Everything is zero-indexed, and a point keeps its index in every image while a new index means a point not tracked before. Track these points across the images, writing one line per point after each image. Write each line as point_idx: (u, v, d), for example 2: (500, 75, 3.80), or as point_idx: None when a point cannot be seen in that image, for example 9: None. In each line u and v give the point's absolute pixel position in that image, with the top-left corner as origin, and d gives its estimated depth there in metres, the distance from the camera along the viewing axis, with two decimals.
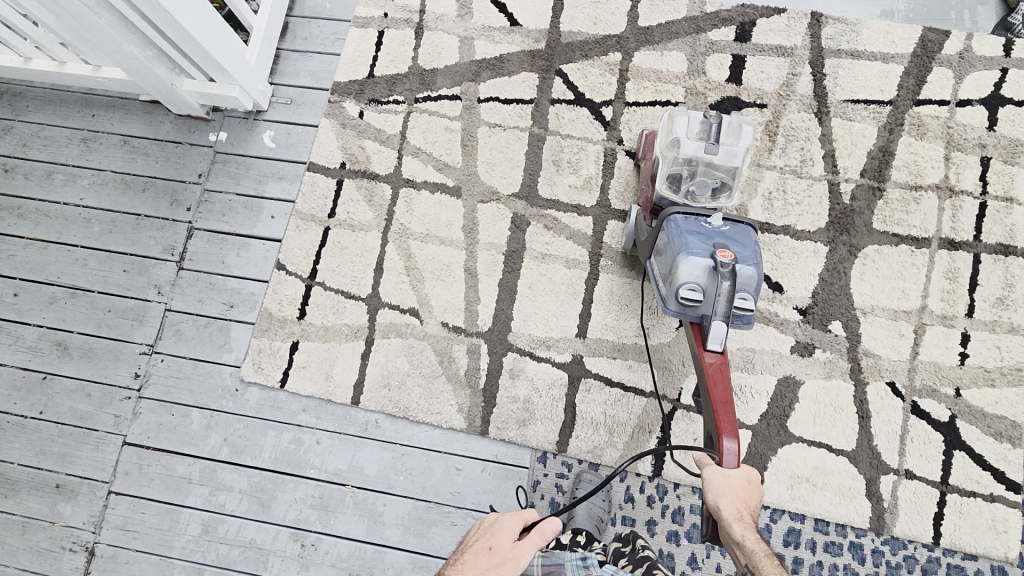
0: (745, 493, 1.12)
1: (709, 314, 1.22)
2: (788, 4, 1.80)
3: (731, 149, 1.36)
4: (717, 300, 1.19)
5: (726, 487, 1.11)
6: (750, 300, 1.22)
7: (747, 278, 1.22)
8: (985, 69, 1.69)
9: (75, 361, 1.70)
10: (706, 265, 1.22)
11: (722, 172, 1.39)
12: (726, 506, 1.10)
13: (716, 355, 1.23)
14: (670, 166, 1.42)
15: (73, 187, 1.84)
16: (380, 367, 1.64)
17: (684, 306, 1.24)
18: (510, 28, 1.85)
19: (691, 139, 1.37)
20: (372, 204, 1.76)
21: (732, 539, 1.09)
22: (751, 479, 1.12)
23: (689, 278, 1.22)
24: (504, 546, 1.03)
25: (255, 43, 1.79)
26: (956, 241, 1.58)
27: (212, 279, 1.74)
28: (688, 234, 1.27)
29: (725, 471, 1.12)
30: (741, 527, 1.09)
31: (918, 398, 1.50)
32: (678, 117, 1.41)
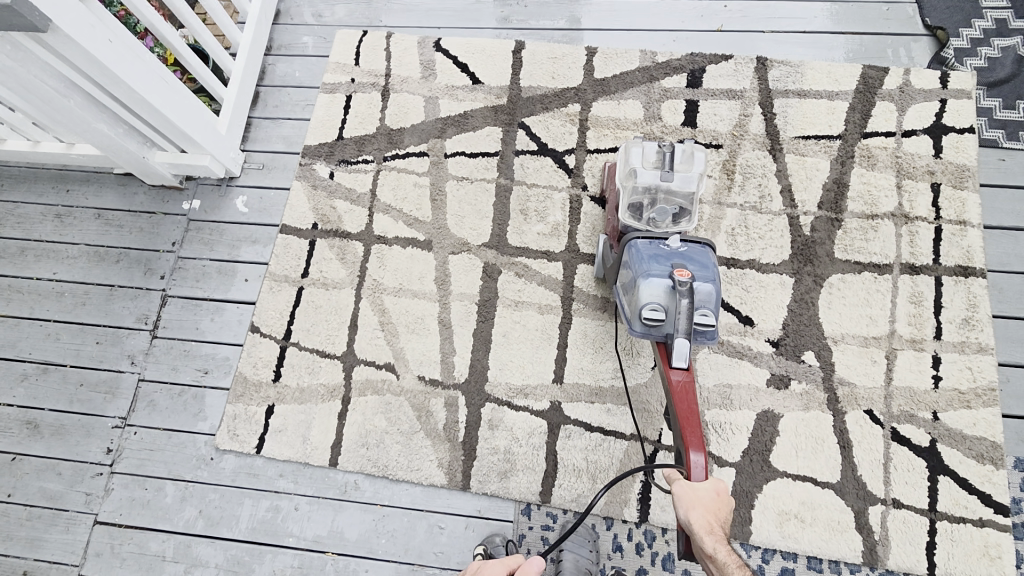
0: (715, 506, 1.09)
1: (672, 333, 1.24)
2: (734, 51, 1.90)
3: (686, 175, 1.41)
4: (678, 318, 1.21)
5: (695, 500, 1.09)
6: (710, 317, 1.26)
7: (706, 295, 1.27)
8: (925, 100, 1.77)
9: (45, 439, 1.67)
10: (665, 285, 1.26)
11: (680, 198, 1.45)
12: (696, 519, 1.07)
13: (683, 373, 1.25)
14: (630, 196, 1.46)
15: (47, 262, 1.84)
16: (358, 426, 1.61)
17: (648, 327, 1.27)
18: (472, 86, 1.93)
19: (647, 169, 1.42)
20: (345, 261, 1.78)
21: (704, 553, 1.05)
22: (720, 491, 1.10)
23: (651, 299, 1.26)
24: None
25: (226, 114, 1.85)
26: (917, 266, 1.62)
27: (186, 345, 1.74)
28: (648, 257, 1.32)
29: (693, 485, 1.11)
30: (713, 540, 1.06)
31: (897, 424, 1.50)
32: (633, 148, 1.45)
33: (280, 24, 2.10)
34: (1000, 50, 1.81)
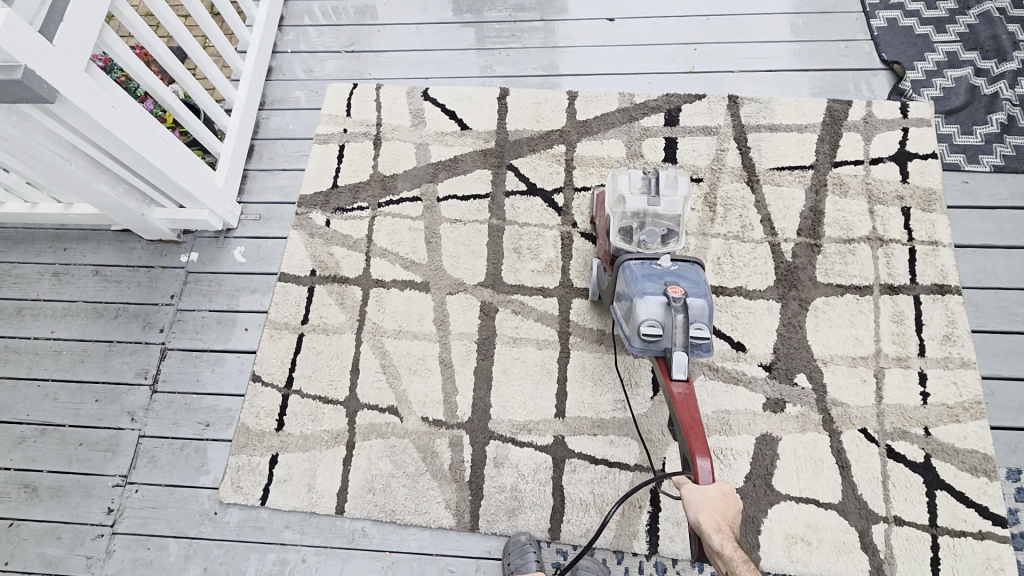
0: (722, 506, 1.14)
1: (669, 347, 1.30)
2: (706, 91, 2.01)
3: (672, 199, 1.48)
4: (674, 332, 1.28)
5: (703, 502, 1.14)
6: (705, 329, 1.31)
7: (700, 309, 1.31)
8: (889, 130, 1.89)
9: (44, 502, 1.64)
10: (660, 302, 1.32)
11: (667, 221, 1.50)
12: (705, 519, 1.12)
13: (683, 385, 1.30)
14: (620, 220, 1.51)
15: (44, 321, 1.85)
16: (363, 471, 1.62)
17: (647, 342, 1.32)
18: (461, 131, 2.02)
19: (635, 194, 1.48)
20: (344, 306, 1.81)
21: (713, 551, 1.10)
22: (727, 493, 1.14)
23: (648, 315, 1.32)
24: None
25: (223, 168, 1.89)
26: (896, 286, 1.69)
27: (187, 399, 1.74)
28: (641, 277, 1.39)
29: (700, 487, 1.16)
30: (721, 539, 1.10)
31: (891, 441, 1.54)
32: (620, 175, 1.52)
33: (273, 80, 2.18)
34: (953, 80, 1.95)
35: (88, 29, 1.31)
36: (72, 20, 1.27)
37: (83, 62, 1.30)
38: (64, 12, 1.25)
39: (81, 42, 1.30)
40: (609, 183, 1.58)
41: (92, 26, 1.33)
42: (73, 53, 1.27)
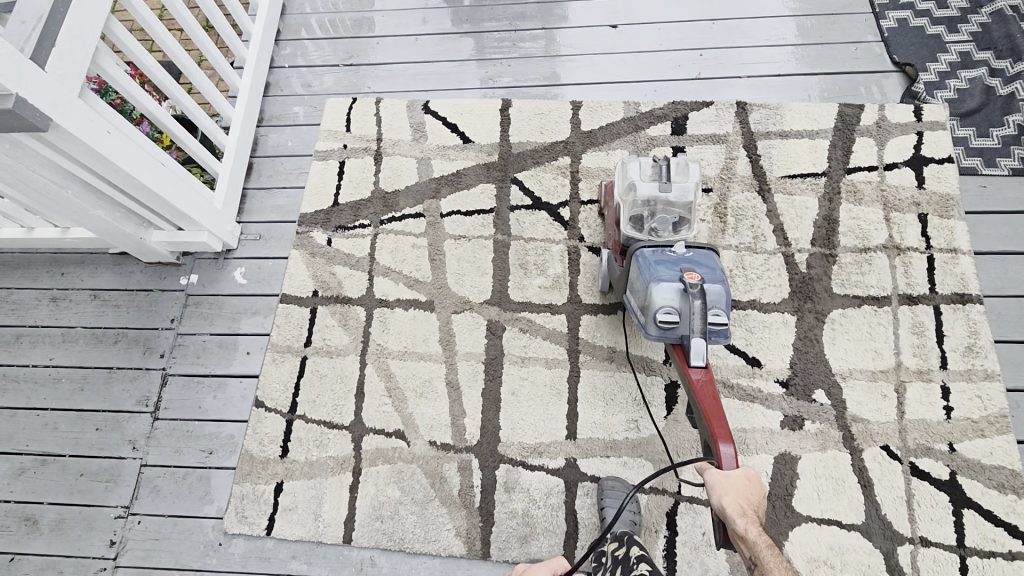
0: (747, 491, 1.11)
1: (687, 334, 1.28)
2: (713, 98, 1.96)
3: (683, 185, 1.45)
4: (692, 318, 1.25)
5: (727, 486, 1.11)
6: (723, 316, 1.26)
7: (717, 295, 1.26)
8: (902, 134, 1.84)
9: (45, 536, 1.60)
10: (676, 288, 1.28)
11: (678, 208, 1.47)
12: (729, 503, 1.09)
13: (702, 371, 1.29)
14: (630, 209, 1.49)
15: (43, 349, 1.81)
16: (370, 499, 1.57)
17: (664, 330, 1.29)
18: (463, 145, 1.98)
19: (645, 181, 1.45)
20: (348, 327, 1.77)
21: (736, 535, 1.07)
22: (751, 477, 1.13)
23: (664, 303, 1.28)
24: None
25: (222, 188, 1.85)
26: (914, 296, 1.64)
27: (189, 425, 1.70)
28: (655, 263, 1.35)
29: (725, 472, 1.14)
30: (745, 523, 1.07)
31: (915, 458, 1.49)
32: (629, 163, 1.48)
33: (271, 96, 2.15)
34: (967, 81, 1.89)
35: (81, 52, 1.26)
36: (65, 44, 1.22)
37: (76, 86, 1.26)
38: (56, 37, 1.20)
39: (74, 66, 1.25)
40: (618, 171, 1.56)
41: (87, 49, 1.28)
42: (66, 78, 1.22)
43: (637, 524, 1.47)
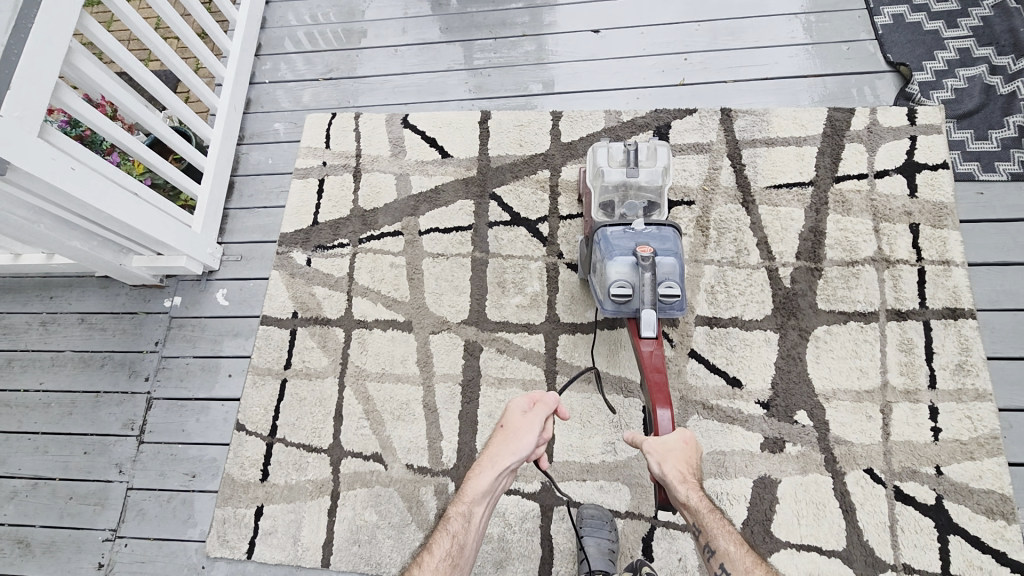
0: (685, 455, 1.20)
1: (640, 307, 1.32)
2: (698, 104, 1.90)
3: (651, 170, 1.46)
4: (644, 291, 1.30)
5: (666, 453, 1.19)
6: (676, 288, 1.30)
7: (670, 268, 1.32)
8: (895, 139, 1.76)
9: (38, 558, 1.65)
10: (629, 262, 1.32)
11: (649, 192, 1.49)
12: (669, 471, 1.17)
13: (652, 343, 1.33)
14: (601, 195, 1.50)
15: (33, 373, 1.85)
16: (347, 523, 1.58)
17: (619, 304, 1.33)
18: (441, 159, 1.94)
19: (614, 167, 1.47)
20: (326, 349, 1.77)
21: (679, 502, 1.15)
22: (688, 440, 1.21)
23: (618, 276, 1.32)
24: (518, 424, 1.21)
25: (201, 212, 1.86)
26: (903, 311, 1.58)
27: (174, 449, 1.73)
28: (612, 237, 1.38)
29: (662, 439, 1.21)
30: (685, 488, 1.15)
31: (900, 482, 1.45)
32: (599, 149, 1.50)
33: (251, 113, 2.14)
34: (966, 80, 1.80)
35: (40, 92, 1.27)
36: (21, 85, 1.22)
37: (36, 127, 1.27)
38: (11, 79, 1.20)
39: (33, 107, 1.25)
40: (589, 158, 1.57)
41: (45, 87, 1.28)
42: (24, 119, 1.23)
43: (614, 552, 1.45)
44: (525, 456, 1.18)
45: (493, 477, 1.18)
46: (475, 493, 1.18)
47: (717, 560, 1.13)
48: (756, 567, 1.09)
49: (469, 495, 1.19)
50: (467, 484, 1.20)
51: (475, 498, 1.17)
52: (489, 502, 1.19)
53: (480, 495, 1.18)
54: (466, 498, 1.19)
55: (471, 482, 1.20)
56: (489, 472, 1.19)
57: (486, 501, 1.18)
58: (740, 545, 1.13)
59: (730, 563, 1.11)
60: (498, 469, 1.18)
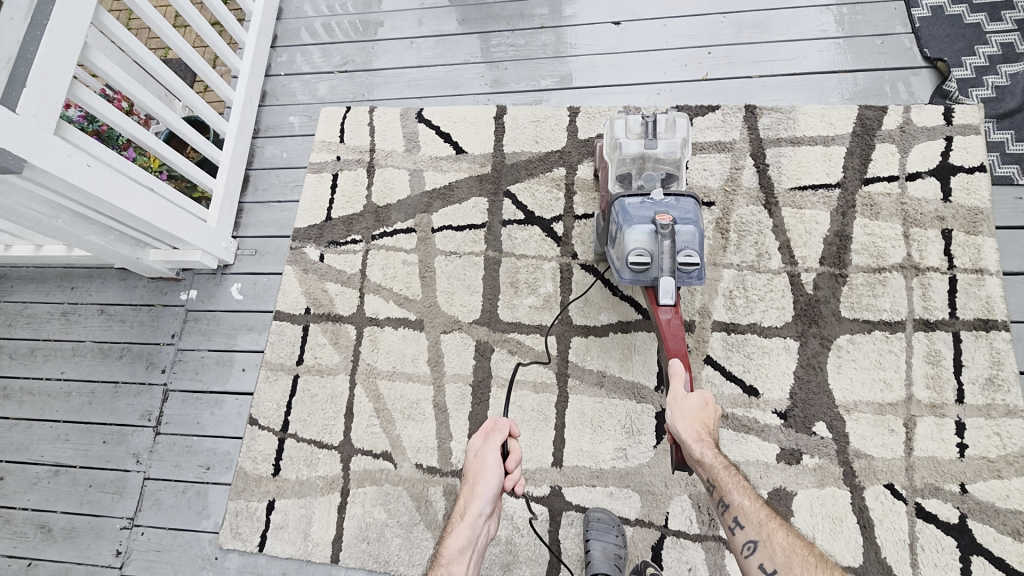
0: (702, 414, 1.26)
1: (658, 275, 1.29)
2: (721, 101, 1.83)
3: (670, 142, 1.42)
4: (662, 258, 1.27)
5: (685, 412, 1.26)
6: (695, 257, 1.28)
7: (689, 237, 1.28)
8: (930, 139, 1.68)
9: (59, 543, 1.69)
10: (648, 230, 1.29)
11: (667, 165, 1.46)
12: (684, 429, 1.24)
13: (670, 311, 1.32)
14: (618, 168, 1.48)
15: (54, 362, 1.89)
16: (357, 520, 1.60)
17: (637, 272, 1.31)
18: (456, 155, 1.91)
19: (631, 140, 1.43)
20: (338, 346, 1.77)
21: (694, 459, 1.22)
22: (707, 401, 1.27)
23: (637, 244, 1.29)
24: (476, 466, 1.23)
25: (216, 207, 1.86)
26: (932, 321, 1.52)
27: (188, 441, 1.75)
28: (631, 207, 1.35)
29: (684, 396, 1.28)
30: (700, 447, 1.22)
31: (922, 499, 1.40)
32: (617, 121, 1.47)
33: (267, 106, 2.13)
34: (1008, 77, 1.71)
35: (56, 89, 1.27)
36: (37, 83, 1.23)
37: (52, 124, 1.27)
38: (26, 77, 1.21)
39: (49, 104, 1.26)
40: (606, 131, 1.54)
41: (60, 84, 1.28)
42: (40, 117, 1.24)
43: (622, 558, 1.44)
44: (492, 497, 1.18)
45: (467, 528, 1.16)
46: (453, 550, 1.14)
47: (730, 514, 1.16)
48: (770, 522, 1.12)
49: (448, 554, 1.14)
50: (446, 543, 1.17)
51: (455, 555, 1.13)
52: (472, 557, 1.15)
53: (457, 552, 1.14)
54: (445, 557, 1.14)
55: (449, 540, 1.17)
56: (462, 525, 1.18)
57: (467, 556, 1.13)
58: (755, 501, 1.16)
59: (744, 517, 1.15)
60: (470, 519, 1.17)
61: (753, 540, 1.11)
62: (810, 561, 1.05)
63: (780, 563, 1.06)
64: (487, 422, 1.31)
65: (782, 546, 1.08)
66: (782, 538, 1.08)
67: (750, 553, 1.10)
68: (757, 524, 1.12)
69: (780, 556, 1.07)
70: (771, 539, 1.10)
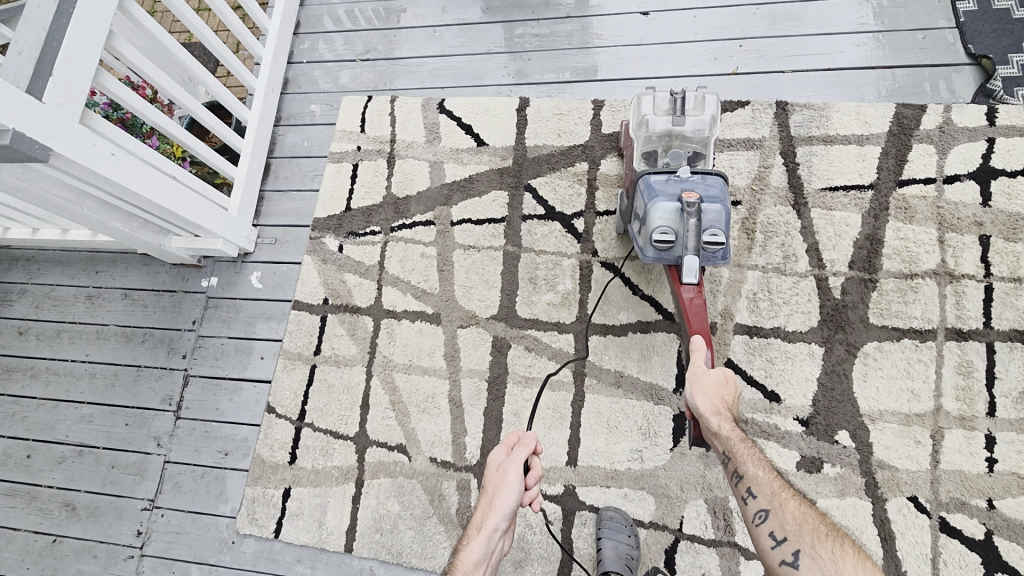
0: (722, 390, 1.23)
1: (682, 253, 1.28)
2: (752, 97, 1.77)
3: (698, 119, 1.42)
4: (687, 237, 1.25)
5: (704, 386, 1.23)
6: (721, 236, 1.24)
7: (716, 215, 1.25)
8: (970, 140, 1.61)
9: (82, 521, 1.74)
10: (673, 208, 1.26)
11: (694, 142, 1.46)
12: (702, 403, 1.21)
13: (693, 290, 1.33)
14: (643, 145, 1.47)
15: (79, 344, 1.92)
16: (371, 511, 1.61)
17: (660, 251, 1.29)
18: (477, 147, 1.89)
19: (658, 116, 1.42)
20: (355, 337, 1.77)
21: (711, 432, 1.19)
22: (728, 377, 1.23)
23: (661, 223, 1.27)
24: (497, 479, 1.21)
25: (237, 195, 1.87)
26: (965, 331, 1.47)
27: (208, 426, 1.78)
28: (656, 184, 1.32)
29: (704, 371, 1.25)
30: (719, 420, 1.19)
31: (946, 513, 1.37)
32: (644, 96, 1.42)
33: (288, 93, 2.12)
34: None
35: (81, 77, 1.27)
36: (62, 72, 1.23)
37: (78, 112, 1.27)
38: (52, 66, 1.21)
39: (74, 93, 1.26)
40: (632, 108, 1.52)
41: (86, 73, 1.28)
42: (66, 106, 1.24)
43: (634, 559, 1.43)
44: (510, 513, 1.16)
45: (483, 541, 1.14)
46: (468, 563, 1.11)
47: (744, 484, 1.13)
48: (783, 492, 1.08)
49: (462, 566, 1.12)
50: (461, 556, 1.14)
51: (469, 569, 1.10)
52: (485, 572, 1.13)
53: (472, 565, 1.11)
54: (460, 569, 1.11)
55: (464, 552, 1.15)
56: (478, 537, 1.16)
57: (481, 570, 1.12)
58: (769, 473, 1.12)
59: (757, 488, 1.11)
60: (485, 533, 1.15)
61: (765, 509, 1.08)
62: (821, 529, 1.00)
63: (791, 531, 1.02)
64: (511, 434, 1.29)
65: (793, 515, 1.04)
66: (795, 506, 1.04)
67: (761, 521, 1.07)
68: (769, 494, 1.09)
69: (791, 525, 1.03)
70: (783, 509, 1.06)
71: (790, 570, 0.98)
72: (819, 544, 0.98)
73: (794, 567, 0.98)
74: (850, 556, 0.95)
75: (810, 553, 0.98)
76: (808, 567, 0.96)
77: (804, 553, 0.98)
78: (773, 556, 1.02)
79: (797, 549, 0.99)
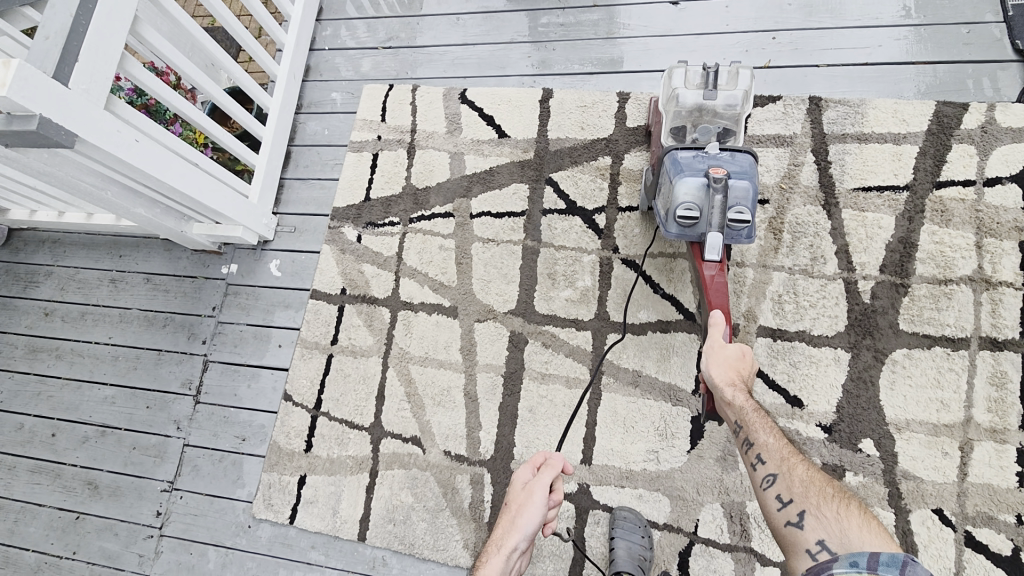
0: (738, 363, 1.22)
1: (706, 230, 1.25)
2: (783, 91, 1.72)
3: (730, 94, 1.38)
4: (712, 213, 1.21)
5: (720, 358, 1.23)
6: (746, 214, 1.21)
7: (743, 192, 1.21)
8: (1014, 141, 1.53)
9: (104, 500, 1.78)
10: (699, 183, 1.23)
11: (724, 119, 1.42)
12: (717, 374, 1.21)
13: (715, 268, 1.31)
14: (672, 120, 1.43)
15: (103, 327, 1.96)
16: (385, 501, 1.62)
17: (684, 227, 1.26)
18: (498, 139, 1.86)
19: (689, 90, 1.38)
20: (372, 328, 1.77)
21: (725, 402, 1.18)
22: (745, 352, 1.23)
23: (686, 198, 1.23)
24: (522, 498, 1.21)
25: (257, 182, 1.87)
26: (1000, 340, 1.42)
27: (226, 411, 1.80)
28: (682, 160, 1.28)
29: (721, 345, 1.25)
30: (733, 391, 1.18)
31: (972, 527, 1.33)
32: (675, 70, 1.39)
33: (310, 80, 2.11)
34: None
35: (106, 64, 1.27)
36: (88, 58, 1.23)
37: (101, 99, 1.28)
38: (79, 52, 1.21)
39: (99, 79, 1.26)
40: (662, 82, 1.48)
41: (111, 59, 1.29)
42: (91, 92, 1.25)
43: (647, 560, 1.42)
44: (531, 533, 1.15)
45: (502, 560, 1.12)
46: None
47: (754, 451, 1.10)
48: (792, 457, 1.05)
49: None
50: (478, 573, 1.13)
51: None
52: None
53: None
54: None
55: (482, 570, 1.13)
56: (497, 556, 1.14)
57: None
58: (780, 439, 1.09)
59: (766, 453, 1.08)
60: (505, 551, 1.13)
61: (773, 473, 1.04)
62: (827, 491, 0.96)
63: (797, 493, 0.99)
64: (538, 454, 1.30)
65: (801, 478, 1.01)
66: (803, 470, 1.01)
67: (768, 485, 1.03)
68: (778, 459, 1.06)
69: (798, 487, 1.00)
70: (792, 473, 1.03)
71: (795, 531, 0.94)
72: (823, 504, 0.94)
73: (799, 527, 0.94)
74: (855, 515, 0.91)
75: (815, 513, 0.94)
76: (812, 526, 0.92)
77: (809, 513, 0.94)
78: (778, 517, 0.98)
79: (802, 510, 0.95)
